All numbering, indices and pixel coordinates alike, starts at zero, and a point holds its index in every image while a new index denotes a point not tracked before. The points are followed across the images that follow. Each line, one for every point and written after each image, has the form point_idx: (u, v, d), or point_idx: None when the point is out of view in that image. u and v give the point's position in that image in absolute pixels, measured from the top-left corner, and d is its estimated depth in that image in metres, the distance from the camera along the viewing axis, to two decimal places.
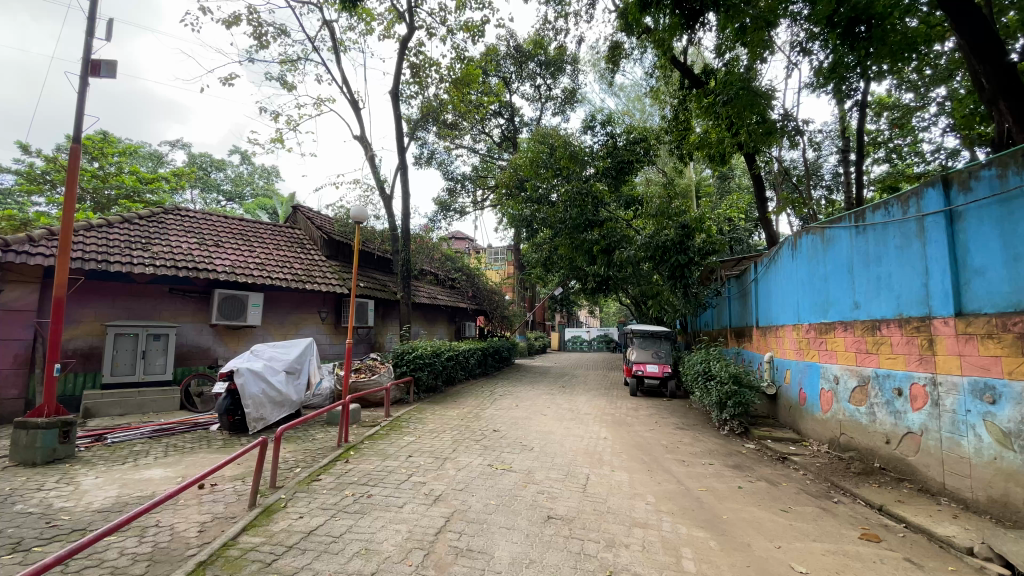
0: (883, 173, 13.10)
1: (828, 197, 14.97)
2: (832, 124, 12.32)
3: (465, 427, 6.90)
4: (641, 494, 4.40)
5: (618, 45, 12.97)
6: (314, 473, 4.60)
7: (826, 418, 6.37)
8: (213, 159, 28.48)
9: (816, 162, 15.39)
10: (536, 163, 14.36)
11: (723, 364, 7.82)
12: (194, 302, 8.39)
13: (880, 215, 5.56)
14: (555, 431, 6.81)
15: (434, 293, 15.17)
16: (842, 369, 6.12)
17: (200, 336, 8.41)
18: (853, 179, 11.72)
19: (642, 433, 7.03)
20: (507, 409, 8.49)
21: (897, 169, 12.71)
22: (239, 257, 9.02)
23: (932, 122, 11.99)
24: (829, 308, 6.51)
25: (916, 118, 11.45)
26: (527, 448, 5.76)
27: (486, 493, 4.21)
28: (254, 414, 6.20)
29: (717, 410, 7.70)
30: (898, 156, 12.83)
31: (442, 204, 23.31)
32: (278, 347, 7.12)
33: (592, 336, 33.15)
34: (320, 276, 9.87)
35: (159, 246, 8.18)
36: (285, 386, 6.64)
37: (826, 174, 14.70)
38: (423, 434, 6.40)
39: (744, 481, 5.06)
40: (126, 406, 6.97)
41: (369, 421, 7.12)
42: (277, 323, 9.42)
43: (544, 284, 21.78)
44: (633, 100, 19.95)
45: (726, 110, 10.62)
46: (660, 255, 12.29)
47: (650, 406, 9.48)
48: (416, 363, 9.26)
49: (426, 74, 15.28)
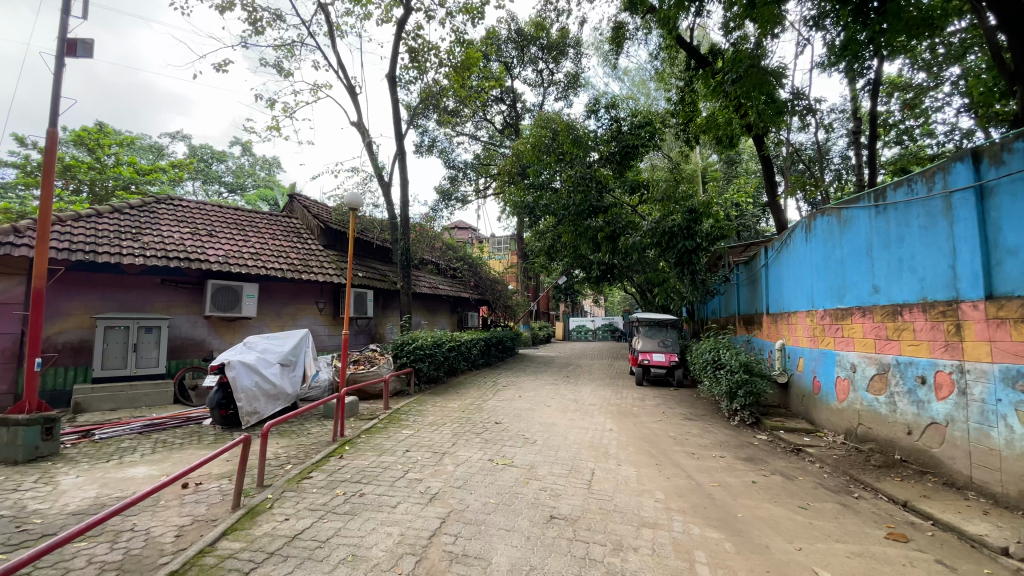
0: (895, 157, 12.78)
1: (839, 181, 14.64)
2: (844, 105, 11.93)
3: (467, 419, 6.68)
4: (650, 490, 4.15)
5: (622, 26, 12.59)
6: (305, 469, 4.39)
7: (842, 407, 6.09)
8: (214, 150, 28.26)
9: (825, 147, 15.01)
10: (540, 149, 14.01)
11: (734, 352, 7.51)
12: (187, 293, 8.16)
13: (903, 193, 5.22)
14: (559, 423, 6.57)
15: (436, 282, 14.92)
16: (860, 357, 5.83)
17: (194, 328, 8.18)
18: (864, 162, 11.38)
19: (648, 424, 6.77)
20: (509, 401, 8.26)
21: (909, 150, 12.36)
22: (233, 247, 8.77)
23: (945, 101, 11.62)
24: (845, 294, 6.19)
25: (929, 99, 11.09)
26: (530, 442, 5.51)
27: (486, 490, 3.98)
28: (247, 408, 5.97)
29: (726, 401, 7.42)
30: (911, 138, 12.51)
31: (444, 192, 23.04)
32: (270, 338, 6.86)
33: (596, 325, 33.07)
34: (317, 265, 9.62)
35: (150, 236, 7.96)
36: (279, 379, 6.41)
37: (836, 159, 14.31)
38: (422, 427, 6.17)
39: (757, 475, 4.79)
40: (118, 400, 6.82)
41: (368, 414, 6.90)
42: (274, 314, 9.18)
43: (547, 274, 21.45)
44: (637, 84, 19.61)
45: (735, 89, 10.29)
46: (667, 242, 11.85)
47: (657, 396, 9.22)
48: (416, 354, 9.00)
49: (425, 59, 14.94)
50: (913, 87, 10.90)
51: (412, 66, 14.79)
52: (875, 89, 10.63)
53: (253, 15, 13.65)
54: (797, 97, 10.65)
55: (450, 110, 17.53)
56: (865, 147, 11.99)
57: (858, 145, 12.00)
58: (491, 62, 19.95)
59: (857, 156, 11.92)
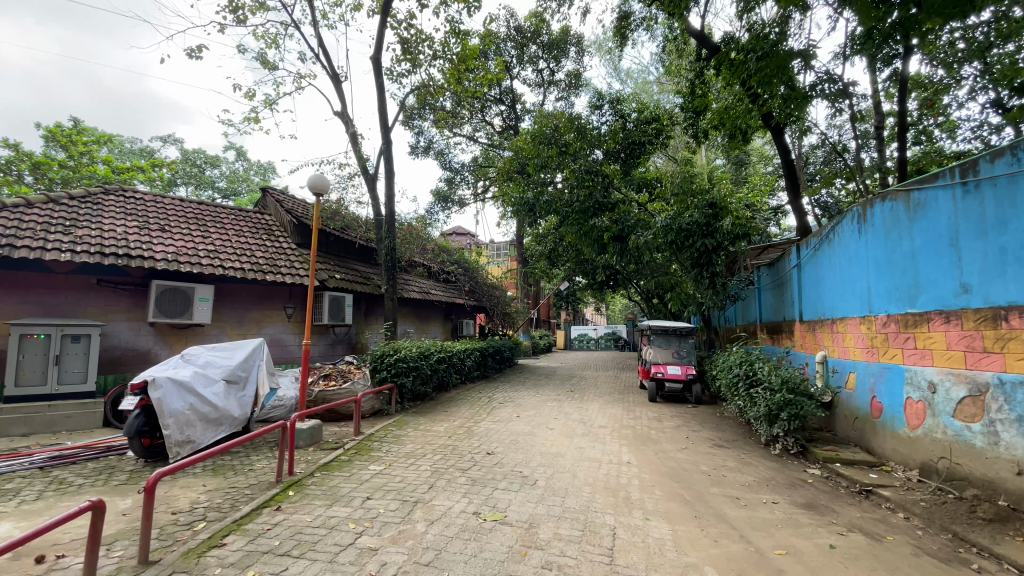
0: (914, 159, 11.84)
1: (852, 185, 13.69)
2: (863, 99, 10.97)
3: (451, 449, 5.48)
4: (696, 566, 2.95)
5: (627, 14, 11.57)
6: (220, 533, 3.21)
7: (917, 437, 4.89)
8: (207, 155, 27.21)
9: (838, 147, 14.05)
10: (541, 142, 12.85)
11: (772, 367, 6.34)
12: (129, 296, 6.99)
13: (1005, 164, 4.10)
14: (565, 453, 5.38)
15: (428, 286, 13.74)
16: (942, 374, 4.66)
17: (137, 337, 7.02)
18: (884, 162, 10.44)
19: (673, 455, 5.56)
20: (505, 422, 7.05)
21: (929, 151, 11.44)
22: (188, 243, 7.62)
23: (970, 96, 10.65)
24: (917, 295, 5.00)
25: (947, 97, 10.36)
26: (528, 482, 4.31)
27: (466, 570, 2.79)
28: (176, 438, 4.77)
29: (764, 425, 6.20)
30: (929, 138, 11.59)
31: (440, 195, 22.00)
32: (215, 349, 5.67)
33: (599, 334, 31.73)
34: (286, 265, 8.45)
35: (86, 229, 6.82)
36: (221, 400, 5.24)
37: (850, 160, 13.36)
38: (396, 461, 4.97)
39: (831, 535, 3.58)
40: (32, 424, 5.68)
41: (333, 442, 5.70)
42: (234, 322, 8.02)
43: (547, 279, 20.37)
44: (641, 85, 18.72)
45: (755, 72, 9.12)
46: (682, 242, 10.56)
47: (676, 416, 8.02)
48: (399, 367, 7.77)
49: (418, 50, 13.94)
50: (933, 84, 10.01)
51: (404, 58, 13.80)
52: (902, 84, 9.62)
53: (234, 1, 12.71)
54: (826, 80, 9.54)
55: (444, 108, 16.55)
56: (886, 146, 11.03)
57: (879, 143, 10.97)
58: (489, 59, 18.98)
59: (879, 155, 10.88)
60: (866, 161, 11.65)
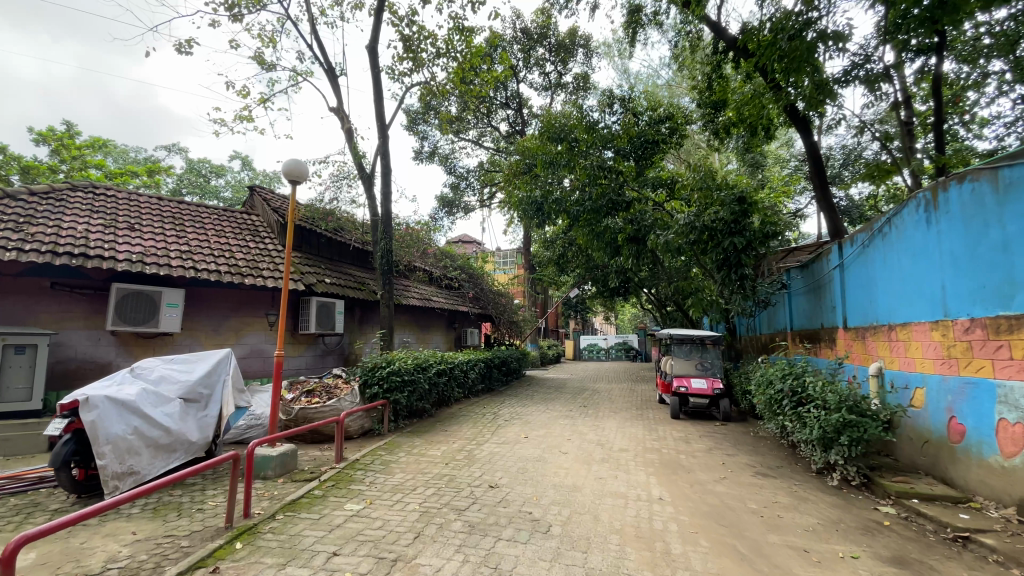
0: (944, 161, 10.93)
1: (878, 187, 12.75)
2: (890, 96, 10.10)
3: (447, 481, 4.61)
4: None
5: (637, 7, 10.77)
6: None
7: (1014, 469, 3.96)
8: (213, 164, 26.73)
9: (861, 147, 13.19)
10: (550, 138, 12.10)
11: (824, 383, 5.42)
12: (87, 302, 6.26)
13: None
14: (584, 485, 4.50)
15: (429, 293, 12.96)
16: None
17: (96, 348, 6.27)
18: (913, 162, 9.57)
19: (712, 488, 4.66)
20: (512, 445, 6.17)
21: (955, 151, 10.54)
22: (159, 243, 6.88)
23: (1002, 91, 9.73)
24: (1010, 296, 4.09)
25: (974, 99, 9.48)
26: (539, 530, 3.44)
27: None
28: (113, 469, 3.94)
29: (816, 450, 5.27)
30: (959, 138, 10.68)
31: (446, 201, 21.29)
32: (173, 362, 4.87)
33: (609, 345, 30.68)
34: (270, 267, 7.69)
35: (41, 226, 6.08)
36: (175, 422, 4.43)
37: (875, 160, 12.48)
38: (379, 498, 4.12)
39: None
40: None
41: (309, 471, 4.84)
42: (210, 331, 7.25)
43: (556, 287, 19.54)
44: (652, 85, 17.92)
45: (779, 62, 8.28)
46: (705, 242, 9.70)
47: (706, 436, 7.09)
48: (391, 381, 6.91)
49: (420, 48, 13.24)
50: (959, 81, 9.14)
51: (406, 56, 13.15)
52: (937, 78, 8.72)
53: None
54: (856, 66, 8.69)
55: (449, 110, 15.87)
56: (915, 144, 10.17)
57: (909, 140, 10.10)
58: (494, 61, 18.30)
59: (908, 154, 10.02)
60: (896, 159, 10.76)
